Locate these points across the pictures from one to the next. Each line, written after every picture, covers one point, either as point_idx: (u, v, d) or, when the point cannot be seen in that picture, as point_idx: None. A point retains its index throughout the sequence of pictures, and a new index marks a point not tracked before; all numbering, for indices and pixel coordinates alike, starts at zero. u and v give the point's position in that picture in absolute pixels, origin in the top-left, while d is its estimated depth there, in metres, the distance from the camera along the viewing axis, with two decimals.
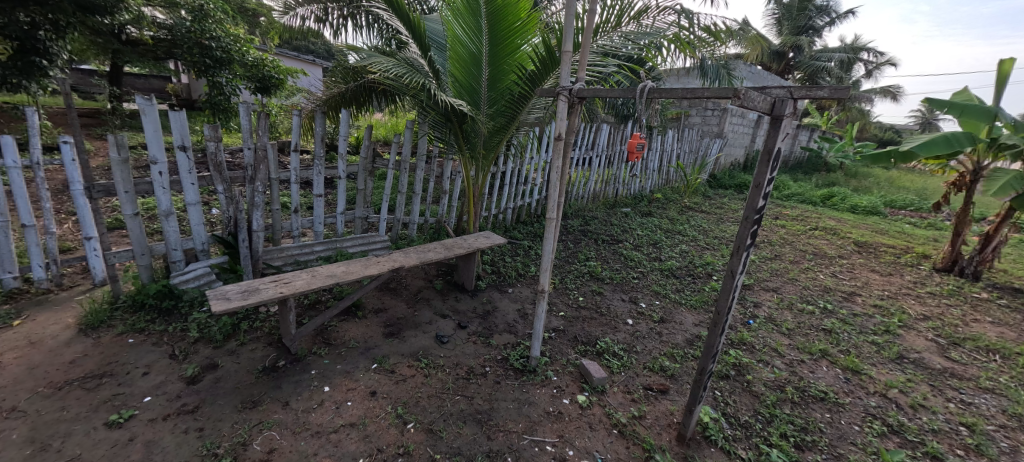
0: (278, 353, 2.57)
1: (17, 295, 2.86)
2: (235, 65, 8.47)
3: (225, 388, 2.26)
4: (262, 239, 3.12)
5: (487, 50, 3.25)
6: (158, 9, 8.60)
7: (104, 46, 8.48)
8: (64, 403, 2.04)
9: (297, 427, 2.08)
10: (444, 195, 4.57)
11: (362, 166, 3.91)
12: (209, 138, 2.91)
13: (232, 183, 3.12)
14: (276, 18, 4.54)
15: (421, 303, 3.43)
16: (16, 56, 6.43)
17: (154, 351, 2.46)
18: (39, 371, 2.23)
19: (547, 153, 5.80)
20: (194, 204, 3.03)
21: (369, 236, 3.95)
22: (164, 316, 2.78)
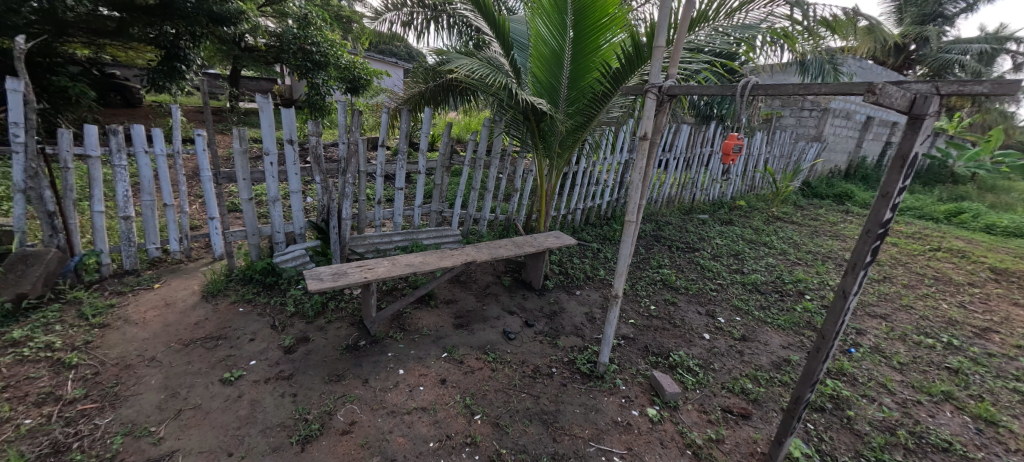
0: (359, 333, 2.76)
1: (158, 263, 3.37)
2: (331, 67, 9.40)
3: (315, 360, 2.47)
4: (349, 227, 3.36)
5: (570, 48, 3.20)
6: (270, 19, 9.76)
7: (228, 53, 9.84)
8: (190, 358, 2.37)
9: (375, 404, 2.21)
10: (516, 193, 4.59)
11: (440, 162, 4.06)
12: (312, 132, 3.22)
13: (327, 174, 3.40)
14: (368, 25, 4.76)
15: (489, 298, 3.49)
16: (164, 62, 8.08)
17: (258, 321, 2.76)
18: (172, 328, 2.61)
19: (622, 153, 5.60)
20: (297, 192, 3.35)
21: (442, 229, 4.09)
22: (266, 290, 3.12)
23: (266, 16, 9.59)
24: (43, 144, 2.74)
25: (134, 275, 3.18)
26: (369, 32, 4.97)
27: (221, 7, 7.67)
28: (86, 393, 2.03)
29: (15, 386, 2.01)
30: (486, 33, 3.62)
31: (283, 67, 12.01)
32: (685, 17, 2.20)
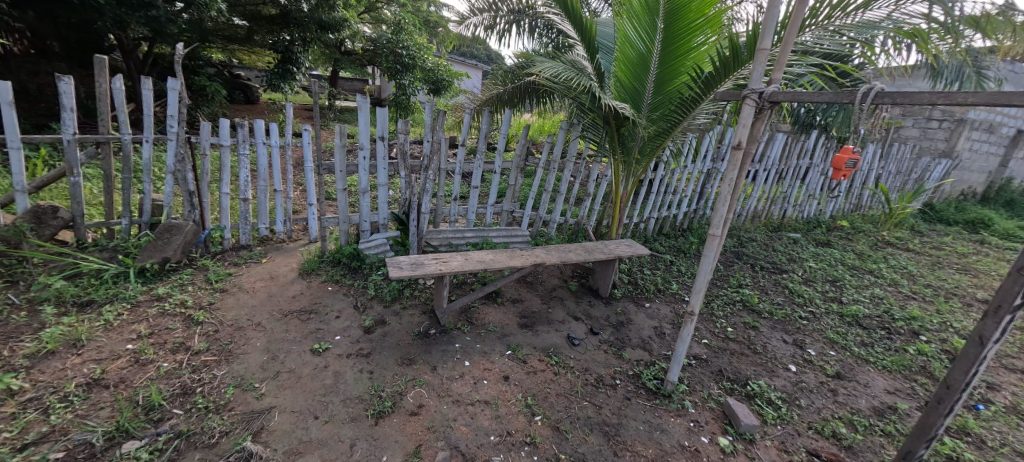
0: (430, 322, 2.91)
1: (265, 241, 3.82)
2: (416, 69, 10.01)
3: (391, 342, 2.65)
4: (427, 221, 3.50)
5: (659, 50, 3.08)
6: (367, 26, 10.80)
7: (330, 56, 10.92)
8: (287, 327, 2.66)
9: (441, 391, 2.31)
10: (588, 197, 4.52)
11: (515, 163, 4.12)
12: (401, 130, 3.43)
13: (412, 170, 3.61)
14: (452, 29, 4.92)
15: (555, 301, 3.48)
16: (279, 65, 9.20)
17: (343, 301, 3.03)
18: (275, 298, 2.95)
19: (704, 162, 5.26)
20: (383, 185, 3.59)
21: (512, 229, 4.15)
22: (351, 273, 3.40)
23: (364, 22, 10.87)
24: (189, 134, 3.25)
25: (247, 249, 3.64)
26: (453, 35, 5.17)
27: (328, 16, 8.46)
28: (207, 346, 2.36)
29: (157, 334, 2.40)
30: (571, 36, 3.59)
31: (374, 69, 13.03)
32: (795, 16, 2.01)
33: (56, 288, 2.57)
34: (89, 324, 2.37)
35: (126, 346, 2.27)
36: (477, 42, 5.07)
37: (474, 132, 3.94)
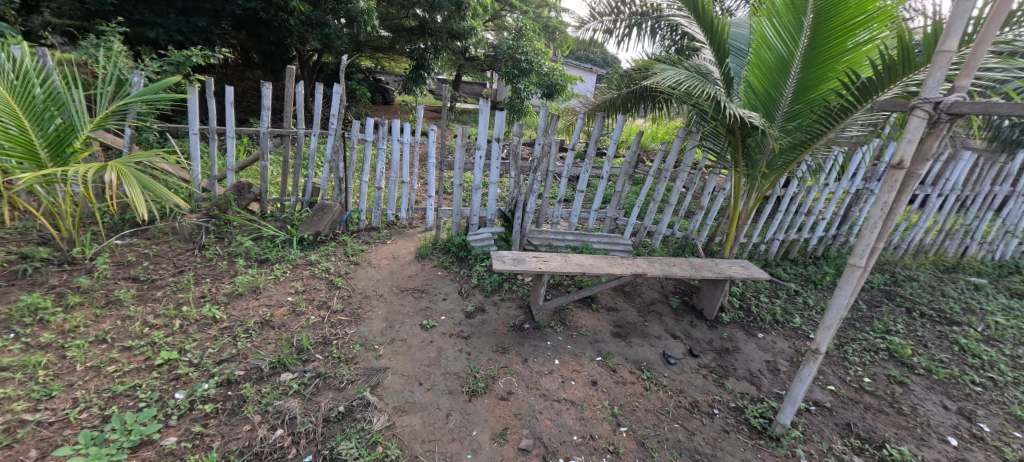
0: (525, 316, 3.04)
1: (391, 225, 4.34)
2: (533, 74, 10.36)
3: (488, 329, 2.84)
4: (531, 220, 3.65)
5: (805, 51, 2.77)
6: (490, 34, 11.57)
7: (457, 62, 11.92)
8: (402, 302, 3.02)
9: (530, 383, 2.41)
10: (700, 210, 4.22)
11: (623, 169, 4.04)
12: (516, 133, 3.60)
13: (521, 171, 3.78)
14: (570, 34, 4.90)
15: (652, 315, 3.34)
16: (413, 70, 10.33)
17: (450, 286, 3.32)
18: (394, 275, 3.37)
19: (854, 181, 4.52)
20: (494, 183, 3.82)
21: (614, 236, 4.08)
22: (458, 262, 3.70)
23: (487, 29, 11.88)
24: (345, 130, 3.87)
25: (376, 231, 4.18)
26: (569, 40, 5.10)
27: (459, 25, 9.43)
28: (342, 308, 2.80)
29: (307, 292, 2.92)
30: (699, 38, 3.39)
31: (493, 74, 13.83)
32: (998, 8, 1.65)
33: (245, 246, 3.29)
34: (263, 277, 2.99)
35: (286, 298, 2.81)
36: (594, 47, 4.98)
37: (579, 134, 3.96)
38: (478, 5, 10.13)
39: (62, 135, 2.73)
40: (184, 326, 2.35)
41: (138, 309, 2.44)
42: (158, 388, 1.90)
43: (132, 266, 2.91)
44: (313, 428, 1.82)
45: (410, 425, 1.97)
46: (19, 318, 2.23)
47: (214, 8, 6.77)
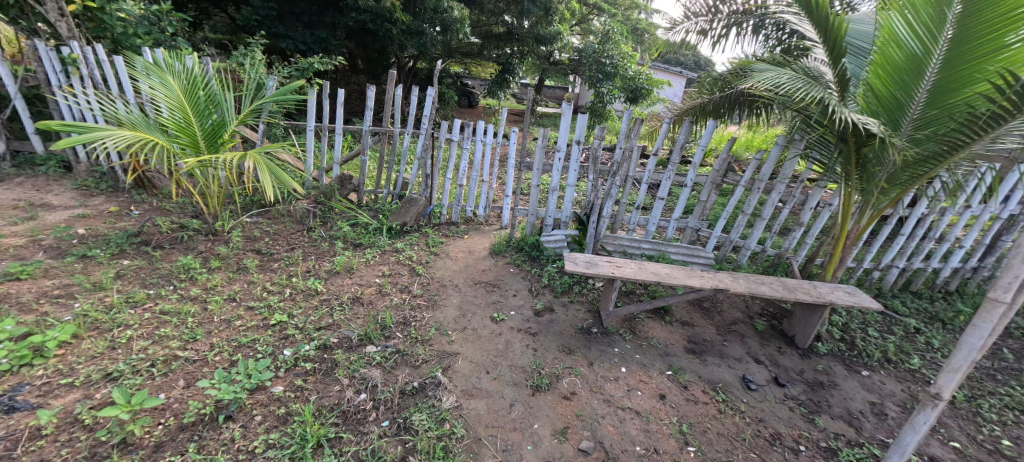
0: (593, 320, 2.99)
1: (469, 221, 4.55)
2: (617, 78, 10.18)
3: (555, 329, 2.85)
4: (606, 224, 3.62)
5: (947, 49, 2.39)
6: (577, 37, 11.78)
7: (541, 66, 12.12)
8: (475, 293, 3.16)
9: (595, 387, 2.39)
10: (798, 227, 3.83)
11: (710, 178, 3.80)
12: (598, 136, 3.56)
13: (600, 175, 3.68)
14: (659, 36, 4.73)
15: (733, 335, 3.10)
16: (498, 74, 10.97)
17: (520, 283, 3.39)
18: (470, 268, 3.53)
19: (1006, 205, 3.80)
20: (571, 186, 3.78)
21: (694, 248, 3.84)
22: (530, 261, 3.76)
23: (574, 33, 12.60)
24: (434, 130, 4.15)
25: (455, 226, 4.40)
26: (658, 43, 4.90)
27: (546, 30, 9.70)
28: (421, 293, 3.02)
29: (392, 276, 3.19)
30: (810, 36, 3.07)
31: (576, 78, 13.77)
32: None
33: (344, 231, 3.69)
34: (356, 259, 3.33)
35: (374, 279, 3.09)
36: (685, 49, 4.74)
37: (663, 139, 3.81)
38: (566, 10, 10.29)
39: (215, 131, 3.29)
40: (293, 294, 2.72)
41: (258, 277, 2.86)
42: (272, 343, 2.22)
43: (256, 241, 3.42)
44: (391, 397, 1.98)
45: (476, 409, 2.06)
46: (177, 274, 2.76)
47: (332, 21, 7.81)
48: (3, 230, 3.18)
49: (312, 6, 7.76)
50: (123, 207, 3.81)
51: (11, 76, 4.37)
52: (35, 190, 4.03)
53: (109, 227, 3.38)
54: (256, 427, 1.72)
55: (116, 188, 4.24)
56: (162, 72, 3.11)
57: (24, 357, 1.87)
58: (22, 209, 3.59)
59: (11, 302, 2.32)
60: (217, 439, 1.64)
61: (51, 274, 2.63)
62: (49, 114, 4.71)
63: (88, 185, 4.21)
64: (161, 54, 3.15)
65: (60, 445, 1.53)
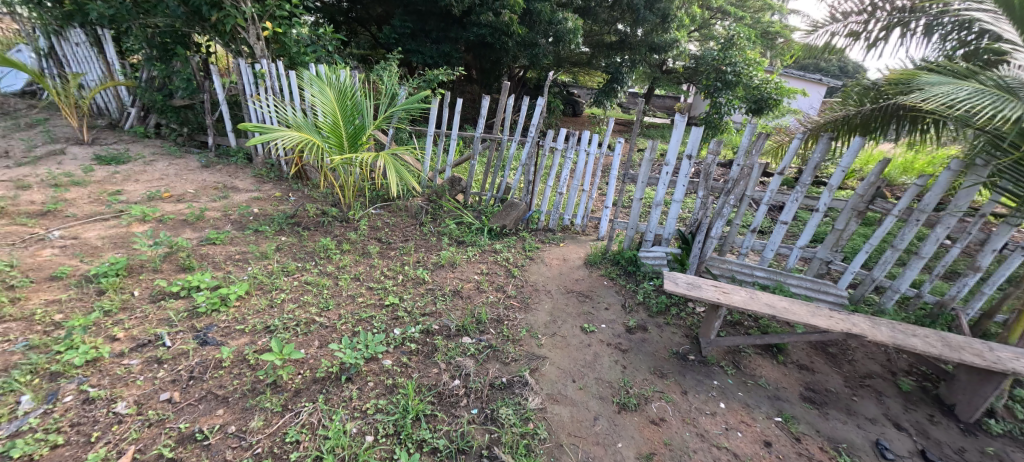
0: (691, 346, 2.74)
1: (565, 229, 4.58)
2: (739, 87, 9.33)
3: (648, 349, 2.67)
4: (713, 245, 3.38)
5: None
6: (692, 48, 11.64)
7: (652, 75, 11.92)
8: (567, 301, 3.14)
9: (687, 417, 2.18)
10: (972, 273, 3.09)
11: (850, 203, 3.28)
12: (712, 151, 3.31)
13: (711, 191, 3.42)
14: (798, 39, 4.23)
15: (866, 391, 2.60)
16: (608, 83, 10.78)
17: (613, 297, 3.26)
18: (563, 276, 3.54)
19: None
20: (677, 202, 3.52)
21: (821, 283, 3.35)
22: (625, 275, 3.61)
23: (691, 40, 12.14)
24: (540, 138, 4.28)
25: (551, 232, 4.49)
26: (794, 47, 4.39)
27: (660, 38, 9.81)
28: (515, 294, 3.13)
29: (489, 275, 3.37)
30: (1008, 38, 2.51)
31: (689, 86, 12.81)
32: None
33: (450, 229, 4.02)
34: (459, 255, 3.59)
35: (474, 275, 3.31)
36: (827, 55, 4.16)
37: (791, 155, 3.37)
38: (684, 17, 9.97)
39: (355, 134, 3.84)
40: (404, 280, 3.05)
41: (378, 261, 3.26)
42: (385, 321, 2.51)
43: (378, 230, 3.90)
44: (480, 388, 2.10)
45: (559, 415, 2.06)
46: (318, 252, 3.28)
47: (455, 36, 8.50)
48: (207, 205, 4.11)
49: (441, 23, 8.54)
50: (283, 193, 4.64)
51: (223, 88, 5.67)
52: (227, 176, 5.11)
53: (273, 209, 4.14)
54: (369, 391, 1.96)
55: (280, 178, 5.18)
56: (321, 83, 3.67)
57: (215, 304, 2.41)
58: (219, 190, 4.60)
59: (209, 260, 2.99)
60: (339, 395, 1.91)
61: (234, 242, 3.32)
62: (242, 116, 5.95)
63: (262, 174, 5.22)
64: (323, 69, 3.75)
65: (233, 376, 1.93)
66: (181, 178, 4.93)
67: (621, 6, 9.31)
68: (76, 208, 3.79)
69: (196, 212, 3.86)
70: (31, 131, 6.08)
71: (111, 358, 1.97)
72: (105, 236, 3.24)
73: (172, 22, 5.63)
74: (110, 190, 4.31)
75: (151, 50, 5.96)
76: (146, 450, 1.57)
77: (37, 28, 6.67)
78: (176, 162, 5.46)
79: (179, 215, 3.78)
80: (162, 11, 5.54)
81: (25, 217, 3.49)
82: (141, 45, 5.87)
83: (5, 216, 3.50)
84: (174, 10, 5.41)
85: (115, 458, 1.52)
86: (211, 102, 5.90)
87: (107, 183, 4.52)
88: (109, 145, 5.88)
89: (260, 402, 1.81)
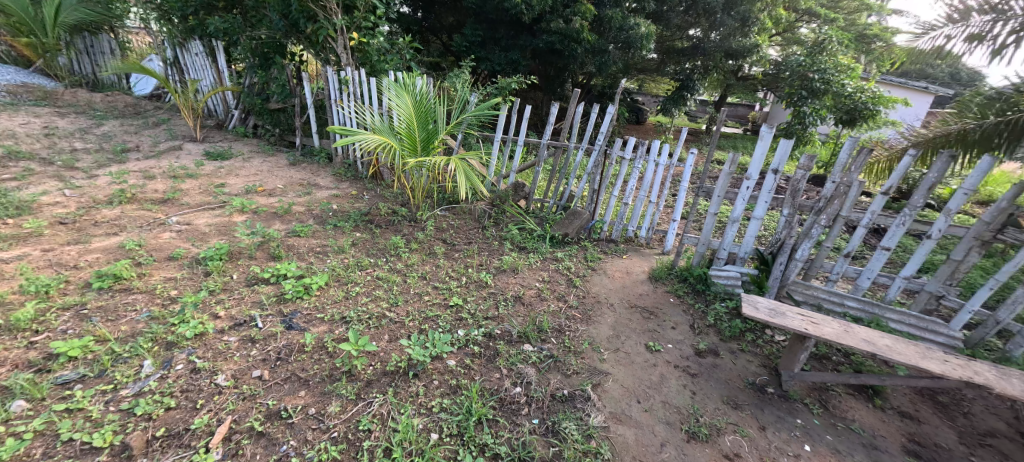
0: (769, 378, 2.51)
1: (629, 241, 4.42)
2: (829, 95, 8.45)
3: (720, 376, 2.49)
4: (797, 267, 3.13)
5: None
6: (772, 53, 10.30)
7: (725, 82, 11.29)
8: (630, 317, 3.02)
9: (766, 456, 1.99)
10: None
11: (972, 230, 2.87)
12: (802, 166, 3.03)
13: (798, 210, 3.14)
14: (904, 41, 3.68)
15: (988, 451, 2.22)
16: (676, 91, 10.45)
17: (681, 316, 3.09)
18: (627, 290, 3.41)
19: None
20: (758, 220, 3.27)
21: (930, 320, 2.93)
22: (694, 294, 3.41)
23: (773, 44, 11.39)
24: (608, 147, 4.19)
25: (614, 243, 4.36)
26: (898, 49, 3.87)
27: (739, 43, 9.22)
28: (576, 305, 3.07)
29: (550, 283, 3.34)
30: None
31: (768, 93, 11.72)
32: None
33: (512, 234, 4.06)
34: (521, 261, 3.60)
35: (535, 282, 3.31)
36: (938, 60, 3.65)
37: (899, 173, 2.98)
38: (766, 20, 9.38)
39: (428, 138, 4.02)
40: (467, 282, 3.12)
41: (444, 262, 3.37)
42: (449, 322, 2.58)
43: (444, 231, 4.03)
44: (541, 399, 2.08)
45: (623, 436, 1.97)
46: (388, 249, 3.46)
47: (524, 43, 8.63)
48: (294, 200, 4.49)
49: (510, 31, 8.75)
50: (359, 192, 4.95)
51: (311, 93, 6.20)
52: (310, 174, 5.56)
53: (350, 206, 4.42)
54: (435, 390, 2.02)
55: (356, 177, 5.54)
56: (402, 90, 3.87)
57: (299, 292, 2.62)
58: (303, 187, 5.00)
59: (295, 251, 3.26)
60: (407, 390, 1.99)
61: (316, 235, 3.60)
62: (326, 119, 6.46)
63: (341, 173, 5.62)
64: (404, 76, 3.94)
65: (313, 361, 2.08)
66: (272, 174, 5.44)
67: (696, 11, 9.02)
68: (189, 197, 4.31)
69: (284, 206, 4.22)
70: (157, 129, 7.04)
71: (213, 334, 2.21)
72: (211, 224, 3.65)
73: (274, 34, 6.30)
74: (216, 182, 4.86)
75: (254, 59, 6.67)
76: (240, 422, 1.73)
77: (166, 41, 7.73)
78: (269, 160, 6.03)
79: (271, 208, 4.17)
80: (267, 25, 6.28)
81: (150, 204, 4.04)
82: (247, 55, 6.59)
83: (135, 201, 4.07)
84: (275, 23, 6.04)
85: (216, 425, 1.70)
86: (301, 105, 6.46)
87: (213, 177, 5.10)
88: (216, 143, 6.65)
89: (337, 389, 1.93)
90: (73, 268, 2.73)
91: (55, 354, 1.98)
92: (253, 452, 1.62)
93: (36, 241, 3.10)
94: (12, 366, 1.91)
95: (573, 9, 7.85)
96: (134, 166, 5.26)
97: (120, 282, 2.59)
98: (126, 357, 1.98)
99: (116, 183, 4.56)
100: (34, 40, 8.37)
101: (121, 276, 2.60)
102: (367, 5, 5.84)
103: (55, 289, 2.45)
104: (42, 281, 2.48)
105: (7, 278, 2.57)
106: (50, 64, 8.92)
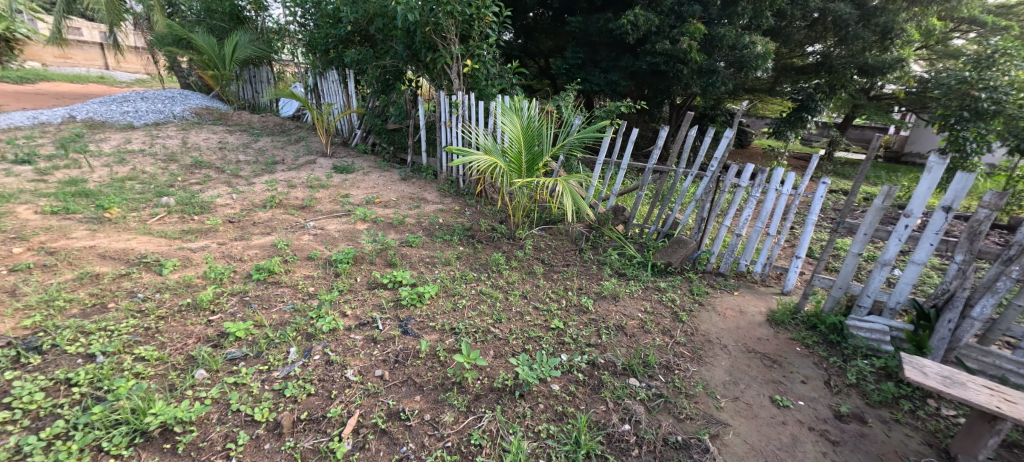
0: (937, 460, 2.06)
1: (741, 276, 4.01)
2: (1001, 118, 6.77)
3: (869, 448, 2.10)
4: (972, 326, 2.59)
5: None
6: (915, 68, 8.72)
7: (852, 101, 9.97)
8: (749, 363, 2.71)
9: None
10: None
11: None
12: (985, 204, 2.48)
13: (977, 257, 2.58)
14: None
15: None
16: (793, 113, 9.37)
17: (812, 370, 2.69)
18: (742, 331, 3.08)
19: None
20: (918, 265, 2.76)
21: None
22: (827, 345, 2.95)
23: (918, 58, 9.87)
24: (722, 173, 3.88)
25: (723, 277, 3.99)
26: None
27: (876, 59, 8.02)
28: (685, 342, 2.84)
29: (654, 315, 3.15)
30: None
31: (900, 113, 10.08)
32: None
33: (612, 258, 3.95)
34: (621, 288, 3.47)
35: (637, 313, 3.14)
36: None
37: None
38: (913, 30, 8.14)
39: (534, 160, 4.13)
40: (569, 305, 3.09)
41: (543, 282, 3.38)
42: (551, 344, 2.56)
43: (542, 251, 4.07)
44: (653, 441, 1.94)
45: None
46: (490, 265, 3.57)
47: (626, 65, 8.46)
48: (406, 213, 4.89)
49: (611, 53, 8.72)
50: (461, 208, 5.22)
51: (424, 114, 6.76)
52: (419, 189, 6.02)
53: (454, 220, 4.69)
54: (541, 414, 2.00)
55: (460, 193, 5.88)
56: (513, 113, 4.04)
57: (414, 299, 2.81)
58: (413, 200, 5.44)
59: (408, 260, 3.52)
60: (514, 410, 1.99)
61: (425, 246, 3.86)
62: (435, 138, 6.99)
63: (446, 188, 6.02)
64: (515, 100, 4.11)
65: (427, 368, 2.20)
66: (387, 187, 6.01)
67: (824, 25, 8.35)
68: (322, 205, 4.93)
69: (398, 217, 4.61)
70: (298, 145, 8.23)
71: (342, 331, 2.45)
72: (339, 230, 4.12)
73: (397, 63, 6.99)
74: (342, 193, 5.51)
75: (378, 85, 7.52)
76: (367, 416, 1.88)
77: (310, 71, 9.07)
78: (384, 175, 6.67)
79: (387, 218, 4.58)
80: (391, 55, 6.95)
81: (293, 209, 4.69)
82: (373, 81, 7.44)
83: (282, 206, 4.76)
84: (399, 53, 6.70)
85: (346, 416, 1.87)
86: (414, 126, 7.09)
87: (340, 188, 5.79)
88: (342, 158, 7.56)
89: (449, 398, 2.00)
90: (239, 260, 3.27)
91: (226, 333, 2.35)
92: (377, 448, 1.74)
93: (213, 236, 3.77)
94: (196, 339, 2.31)
95: (681, 29, 7.56)
96: (281, 177, 6.19)
97: (272, 275, 3.03)
98: (276, 343, 2.28)
99: (268, 190, 5.40)
100: (217, 72, 10.33)
101: (273, 271, 3.05)
102: (480, 34, 6.25)
103: (226, 277, 2.94)
104: (218, 269, 3.00)
105: (194, 265, 3.15)
106: (225, 92, 11.10)
